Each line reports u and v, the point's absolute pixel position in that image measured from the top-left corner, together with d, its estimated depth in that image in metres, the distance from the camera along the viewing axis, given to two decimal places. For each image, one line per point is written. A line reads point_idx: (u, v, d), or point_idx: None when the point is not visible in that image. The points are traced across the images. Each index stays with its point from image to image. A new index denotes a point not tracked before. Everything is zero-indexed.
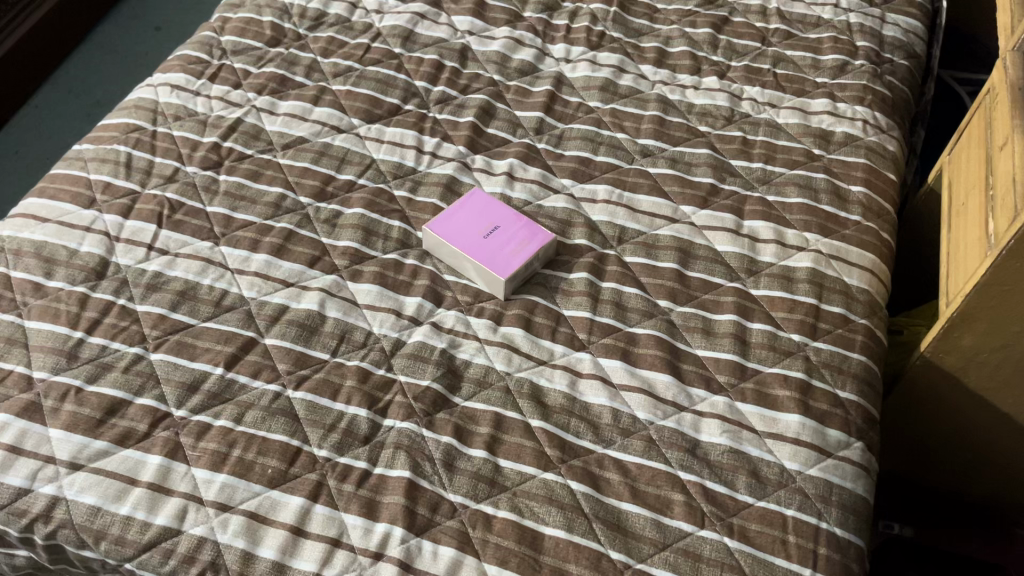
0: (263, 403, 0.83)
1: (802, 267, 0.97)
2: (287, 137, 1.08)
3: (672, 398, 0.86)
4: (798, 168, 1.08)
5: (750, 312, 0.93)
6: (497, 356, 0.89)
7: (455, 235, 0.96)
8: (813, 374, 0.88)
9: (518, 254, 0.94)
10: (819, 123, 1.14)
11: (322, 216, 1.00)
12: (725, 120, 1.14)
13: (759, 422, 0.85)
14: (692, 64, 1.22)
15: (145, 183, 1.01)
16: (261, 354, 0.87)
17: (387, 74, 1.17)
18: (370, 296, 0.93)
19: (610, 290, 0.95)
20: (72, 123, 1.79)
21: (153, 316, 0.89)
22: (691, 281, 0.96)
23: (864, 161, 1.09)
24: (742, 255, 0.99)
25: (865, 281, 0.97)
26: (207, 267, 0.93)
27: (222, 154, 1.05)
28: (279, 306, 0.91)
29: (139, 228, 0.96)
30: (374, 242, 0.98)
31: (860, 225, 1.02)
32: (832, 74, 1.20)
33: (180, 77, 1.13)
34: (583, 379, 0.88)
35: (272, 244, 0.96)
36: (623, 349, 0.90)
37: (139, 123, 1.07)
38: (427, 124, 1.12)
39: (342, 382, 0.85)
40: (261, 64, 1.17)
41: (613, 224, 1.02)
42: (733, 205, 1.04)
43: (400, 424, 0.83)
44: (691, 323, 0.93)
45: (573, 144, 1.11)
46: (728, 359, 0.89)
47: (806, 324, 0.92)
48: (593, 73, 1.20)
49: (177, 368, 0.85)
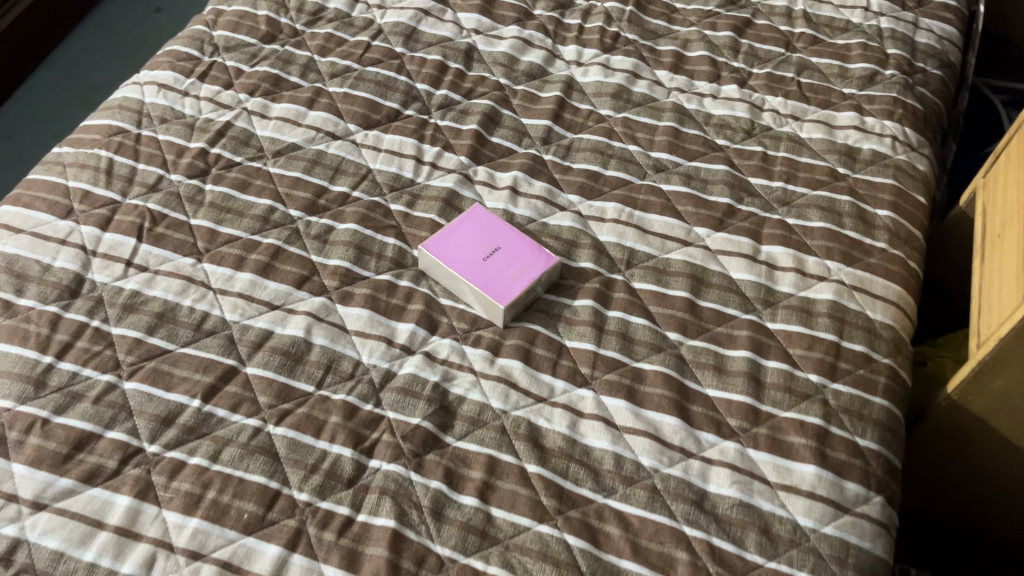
0: (241, 439, 0.78)
1: (823, 299, 0.91)
2: (279, 143, 1.02)
3: (679, 443, 0.80)
4: (820, 188, 1.01)
5: (765, 349, 0.87)
6: (494, 392, 0.83)
7: (453, 257, 0.90)
8: (831, 420, 0.82)
9: (519, 279, 0.88)
10: (844, 139, 1.07)
11: (312, 231, 0.94)
12: (744, 133, 1.07)
13: (772, 472, 0.79)
14: (711, 70, 1.15)
15: (126, 191, 0.95)
16: (242, 384, 0.82)
17: (387, 76, 1.10)
18: (360, 322, 0.87)
19: (616, 320, 0.89)
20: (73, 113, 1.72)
21: (128, 340, 0.83)
22: (703, 311, 0.90)
23: (892, 183, 1.02)
24: (759, 284, 0.92)
25: (890, 316, 0.91)
26: (187, 287, 0.88)
27: (209, 161, 0.99)
28: (263, 332, 0.85)
29: (117, 242, 0.90)
30: (367, 262, 0.92)
31: (886, 253, 0.96)
32: (860, 84, 1.13)
33: (168, 75, 1.07)
34: (584, 420, 0.82)
35: (258, 262, 0.90)
36: (628, 387, 0.84)
37: (123, 125, 1.01)
38: (428, 131, 1.06)
39: (327, 418, 0.80)
40: (254, 62, 1.10)
41: (622, 246, 0.96)
42: (751, 228, 0.97)
43: (387, 466, 0.78)
44: (702, 359, 0.87)
45: (582, 157, 1.05)
46: (740, 402, 0.83)
47: (825, 364, 0.86)
48: (606, 79, 1.13)
49: (151, 399, 0.80)
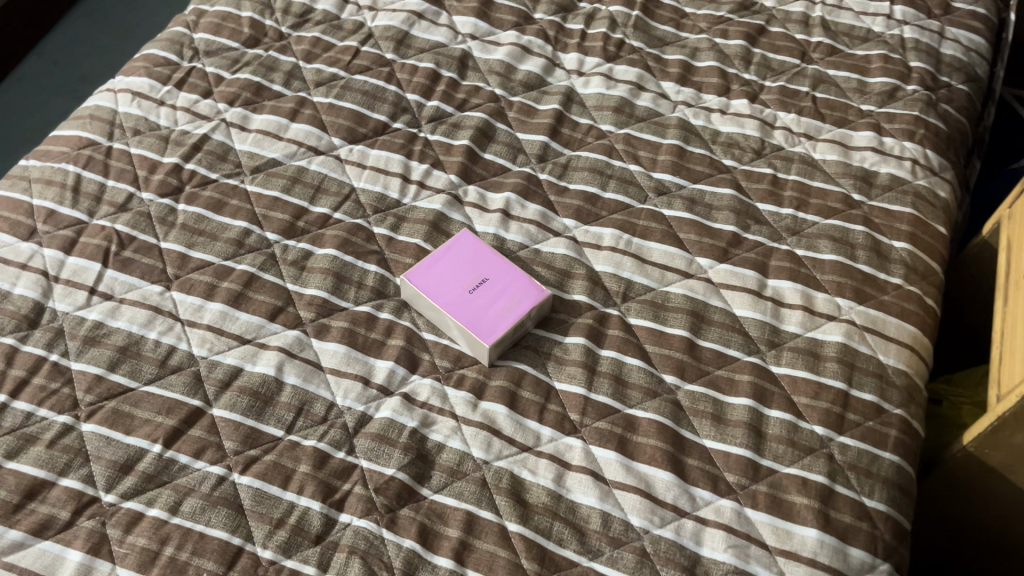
0: (203, 489, 0.73)
1: (831, 342, 0.85)
2: (258, 158, 0.96)
3: (672, 501, 0.75)
4: (834, 216, 0.95)
5: (768, 396, 0.81)
6: (475, 440, 0.78)
7: (436, 289, 0.85)
8: (836, 478, 0.77)
9: (506, 314, 0.83)
10: (860, 161, 1.00)
11: (289, 257, 0.89)
12: (753, 153, 1.01)
13: (771, 535, 0.73)
14: (720, 83, 1.08)
15: (93, 211, 0.90)
16: (206, 428, 0.77)
17: (375, 85, 1.04)
18: (335, 359, 0.82)
19: (609, 360, 0.84)
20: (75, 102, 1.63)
21: (88, 377, 0.78)
22: (703, 353, 0.84)
23: (911, 212, 0.95)
24: (763, 323, 0.86)
25: (903, 360, 0.85)
26: (153, 318, 0.83)
27: (183, 178, 0.94)
28: (231, 369, 0.80)
29: (82, 267, 0.85)
30: (345, 291, 0.87)
31: (901, 290, 0.89)
32: (879, 101, 1.06)
33: (143, 83, 1.01)
34: (571, 472, 0.77)
35: (230, 291, 0.85)
36: (619, 436, 0.78)
37: (93, 138, 0.96)
38: (417, 146, 1.00)
39: (295, 467, 0.75)
40: (236, 68, 1.04)
41: (618, 277, 0.90)
42: (757, 259, 0.91)
43: (358, 522, 0.73)
44: (700, 406, 0.81)
45: (580, 177, 0.98)
46: (739, 455, 0.78)
47: (832, 414, 0.80)
48: (608, 90, 1.06)
49: (109, 444, 0.75)
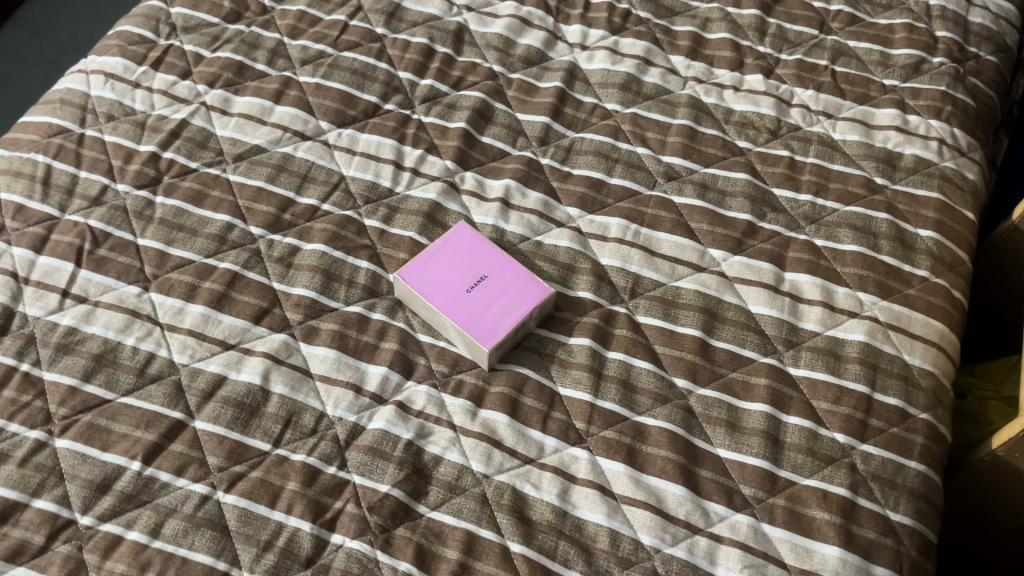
0: (186, 509, 0.69)
1: (853, 341, 0.80)
2: (240, 145, 0.90)
3: (684, 517, 0.71)
4: (855, 203, 0.89)
5: (785, 402, 0.77)
6: (475, 452, 0.73)
7: (432, 288, 0.79)
8: (859, 490, 0.72)
9: (507, 315, 0.78)
10: (883, 142, 0.94)
11: (275, 253, 0.83)
12: (769, 133, 0.95)
13: (790, 553, 0.69)
14: (733, 56, 1.01)
15: (65, 205, 0.84)
16: (188, 442, 0.72)
17: (365, 63, 0.98)
18: (325, 364, 0.77)
19: (617, 364, 0.78)
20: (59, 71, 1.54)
21: (61, 389, 0.73)
22: (716, 354, 0.79)
23: (937, 197, 0.90)
24: (780, 321, 0.81)
25: (929, 360, 0.80)
26: (131, 322, 0.77)
27: (161, 168, 0.88)
28: (214, 378, 0.75)
29: (53, 268, 0.80)
30: (335, 290, 0.81)
31: (927, 283, 0.84)
32: (904, 75, 0.99)
33: (117, 63, 0.95)
34: (577, 486, 0.72)
35: (212, 292, 0.80)
36: (628, 447, 0.74)
37: (64, 124, 0.90)
38: (410, 129, 0.93)
39: (283, 485, 0.70)
40: (216, 46, 0.98)
41: (625, 271, 0.84)
42: (773, 250, 0.86)
43: (351, 543, 0.68)
44: (713, 412, 0.76)
45: (584, 161, 0.92)
46: (755, 466, 0.73)
47: (854, 421, 0.75)
48: (613, 66, 1.00)
49: (85, 461, 0.70)
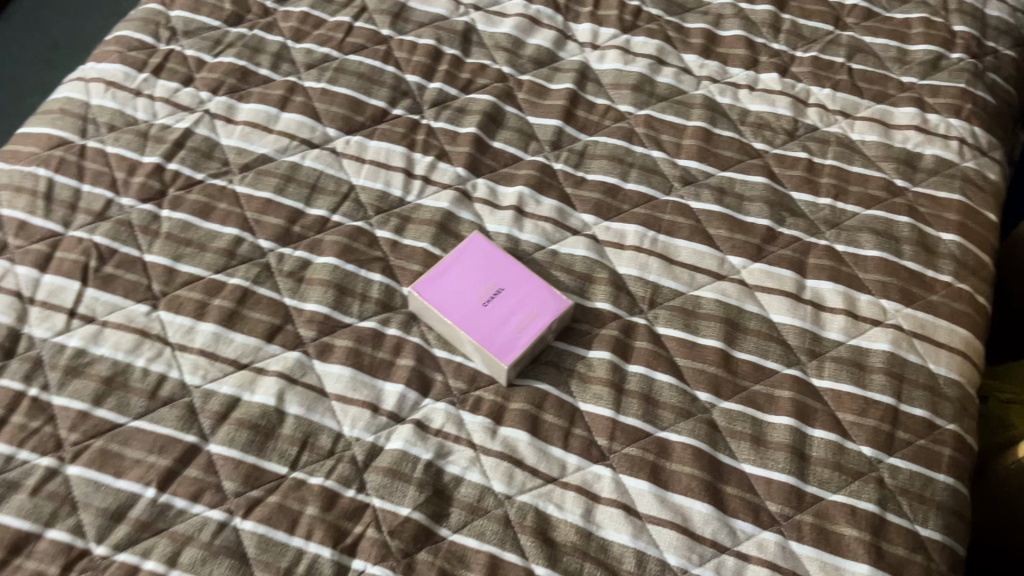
0: (203, 537, 0.67)
1: (878, 351, 0.78)
2: (246, 154, 0.88)
3: (711, 536, 0.69)
4: (875, 206, 0.87)
5: (810, 414, 0.75)
6: (496, 472, 0.72)
7: (448, 302, 0.78)
8: (887, 505, 0.71)
9: (526, 330, 0.76)
10: (903, 142, 0.92)
11: (286, 267, 0.81)
12: (786, 134, 0.93)
13: (820, 572, 0.68)
14: (747, 54, 0.99)
15: (69, 221, 0.82)
16: (203, 467, 0.70)
17: (372, 66, 0.95)
18: (341, 383, 0.75)
19: (638, 377, 0.77)
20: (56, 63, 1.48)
21: (72, 414, 0.72)
22: (739, 366, 0.78)
23: (959, 198, 0.88)
24: (803, 331, 0.80)
25: (955, 369, 0.78)
26: (140, 343, 0.76)
27: (166, 180, 0.85)
28: (228, 399, 0.73)
29: (59, 287, 0.78)
30: (348, 305, 0.80)
31: (951, 289, 0.82)
32: (922, 72, 0.97)
33: (117, 70, 0.92)
34: (601, 506, 0.71)
35: (223, 309, 0.78)
36: (652, 464, 0.72)
37: (64, 135, 0.87)
38: (419, 135, 0.91)
39: (302, 510, 0.69)
40: (218, 51, 0.95)
41: (643, 281, 0.83)
42: (793, 257, 0.84)
43: (372, 569, 0.67)
44: (738, 427, 0.75)
45: (598, 166, 0.90)
46: (782, 482, 0.72)
47: (881, 433, 0.74)
48: (626, 66, 0.98)
49: (98, 489, 0.68)
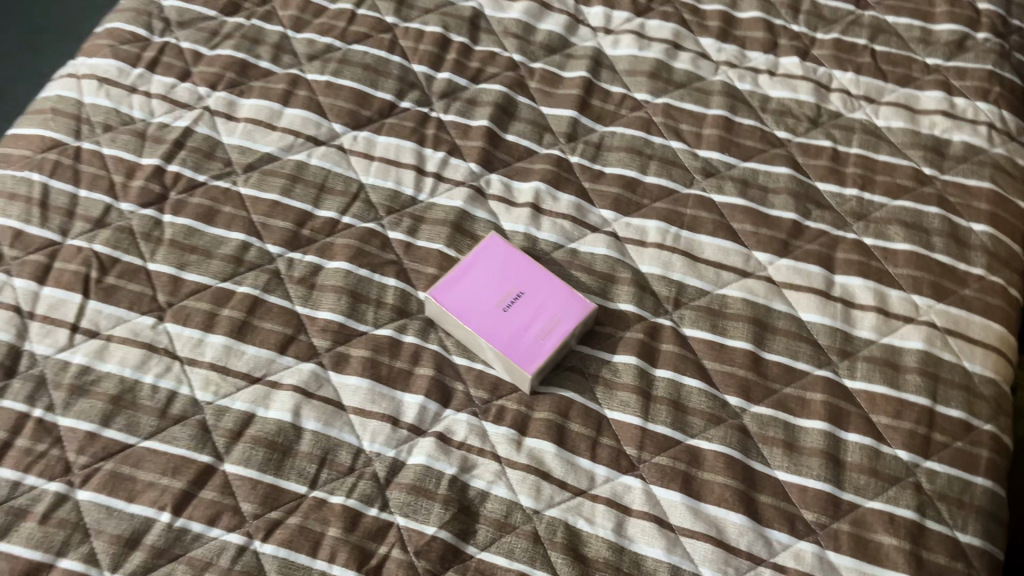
0: (222, 563, 0.65)
1: (911, 350, 0.76)
2: (249, 154, 0.84)
3: (747, 548, 0.67)
4: (904, 196, 0.84)
5: (844, 418, 0.73)
6: (523, 486, 0.69)
7: (467, 308, 0.74)
8: (926, 511, 0.69)
9: (549, 336, 0.73)
10: (930, 128, 0.89)
11: (296, 274, 0.78)
12: (809, 122, 0.90)
13: None
14: (767, 37, 0.95)
15: (66, 229, 0.78)
16: (219, 489, 0.68)
17: (377, 57, 0.91)
18: (358, 396, 0.72)
19: (665, 383, 0.74)
20: (54, 41, 1.43)
21: (79, 435, 0.69)
22: (769, 368, 0.75)
23: (989, 186, 0.85)
24: (833, 330, 0.77)
25: (990, 366, 0.76)
26: (148, 358, 0.72)
27: (167, 182, 0.82)
28: (242, 416, 0.71)
29: (60, 300, 0.74)
30: (363, 312, 0.77)
31: (984, 282, 0.80)
32: (947, 53, 0.94)
33: (110, 66, 0.88)
34: (633, 519, 0.68)
35: (232, 320, 0.75)
36: (683, 474, 0.70)
37: (57, 137, 0.83)
38: (429, 130, 0.88)
39: (323, 531, 0.66)
40: (215, 43, 0.91)
41: (667, 280, 0.80)
42: (821, 252, 0.81)
43: None
44: (770, 432, 0.72)
45: (616, 158, 0.87)
46: (817, 490, 0.70)
47: (917, 437, 0.72)
48: (641, 52, 0.94)
49: (111, 515, 0.66)
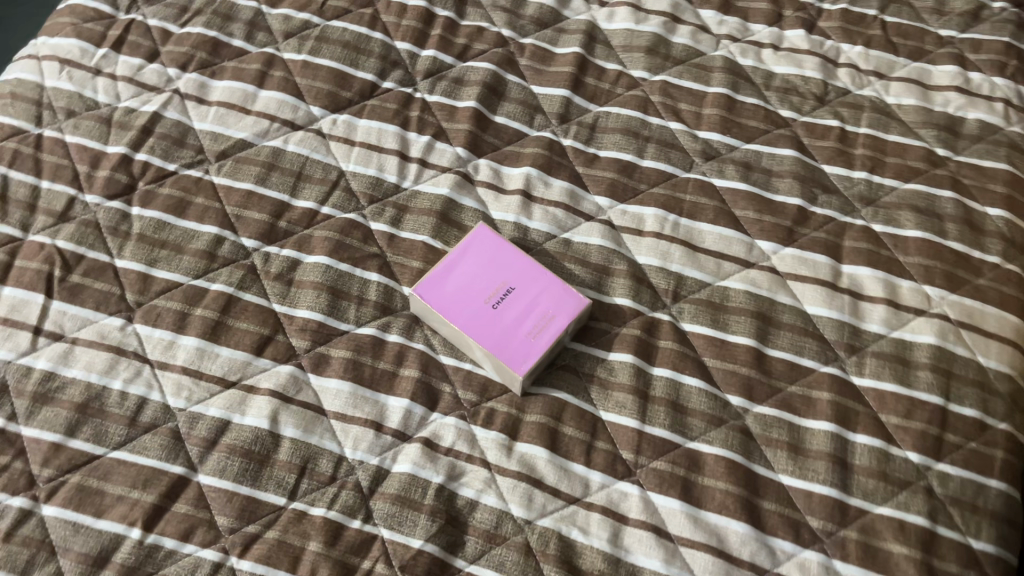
0: None
1: (923, 345, 0.72)
2: (222, 141, 0.79)
3: (749, 558, 0.64)
4: (915, 179, 0.80)
5: (851, 418, 0.69)
6: (514, 495, 0.66)
7: (453, 305, 0.70)
8: (938, 517, 0.65)
9: (540, 335, 0.69)
10: (943, 105, 0.84)
11: (272, 269, 0.74)
12: (815, 100, 0.85)
13: None
14: (771, 10, 0.91)
15: (28, 224, 0.74)
16: (193, 501, 0.64)
17: (357, 34, 0.86)
18: (340, 400, 0.69)
19: (664, 383, 0.71)
20: None
21: (44, 447, 0.65)
22: (773, 365, 0.72)
23: (1006, 167, 0.80)
24: (841, 324, 0.73)
25: (1006, 361, 0.72)
26: (116, 362, 0.68)
27: (134, 172, 0.77)
28: (216, 424, 0.67)
29: (22, 301, 0.70)
30: (344, 310, 0.72)
31: (999, 271, 0.75)
32: (961, 25, 0.89)
33: (72, 46, 0.83)
34: (629, 528, 0.65)
35: (205, 321, 0.70)
36: (683, 480, 0.66)
37: (17, 124, 0.78)
38: (413, 112, 0.83)
39: (303, 546, 0.62)
40: (185, 20, 0.86)
41: (666, 271, 0.76)
42: (828, 240, 0.77)
43: None
44: (774, 434, 0.69)
45: (611, 141, 0.82)
46: (823, 496, 0.66)
47: (928, 437, 0.68)
48: (638, 26, 0.89)
49: (78, 532, 0.62)
